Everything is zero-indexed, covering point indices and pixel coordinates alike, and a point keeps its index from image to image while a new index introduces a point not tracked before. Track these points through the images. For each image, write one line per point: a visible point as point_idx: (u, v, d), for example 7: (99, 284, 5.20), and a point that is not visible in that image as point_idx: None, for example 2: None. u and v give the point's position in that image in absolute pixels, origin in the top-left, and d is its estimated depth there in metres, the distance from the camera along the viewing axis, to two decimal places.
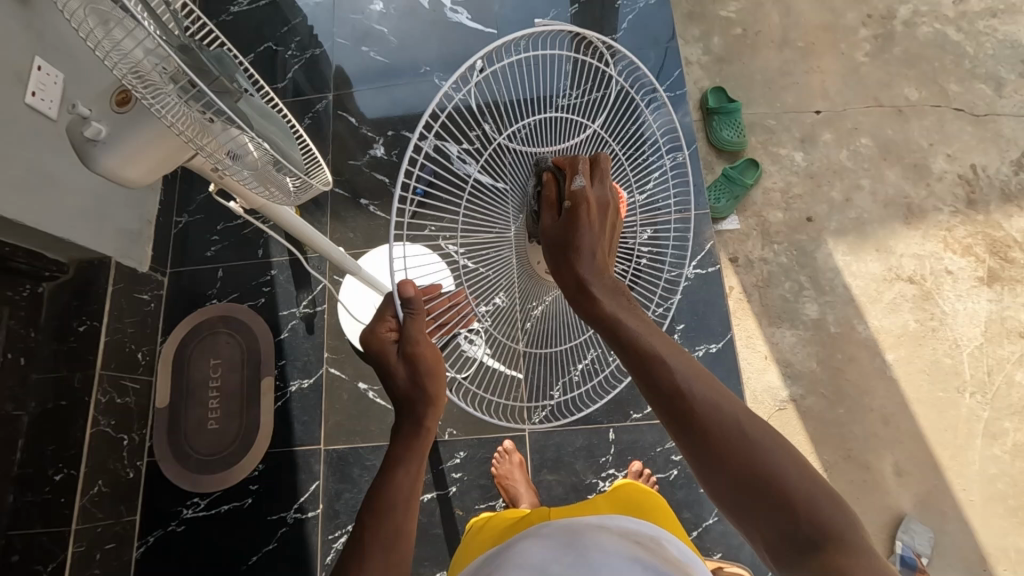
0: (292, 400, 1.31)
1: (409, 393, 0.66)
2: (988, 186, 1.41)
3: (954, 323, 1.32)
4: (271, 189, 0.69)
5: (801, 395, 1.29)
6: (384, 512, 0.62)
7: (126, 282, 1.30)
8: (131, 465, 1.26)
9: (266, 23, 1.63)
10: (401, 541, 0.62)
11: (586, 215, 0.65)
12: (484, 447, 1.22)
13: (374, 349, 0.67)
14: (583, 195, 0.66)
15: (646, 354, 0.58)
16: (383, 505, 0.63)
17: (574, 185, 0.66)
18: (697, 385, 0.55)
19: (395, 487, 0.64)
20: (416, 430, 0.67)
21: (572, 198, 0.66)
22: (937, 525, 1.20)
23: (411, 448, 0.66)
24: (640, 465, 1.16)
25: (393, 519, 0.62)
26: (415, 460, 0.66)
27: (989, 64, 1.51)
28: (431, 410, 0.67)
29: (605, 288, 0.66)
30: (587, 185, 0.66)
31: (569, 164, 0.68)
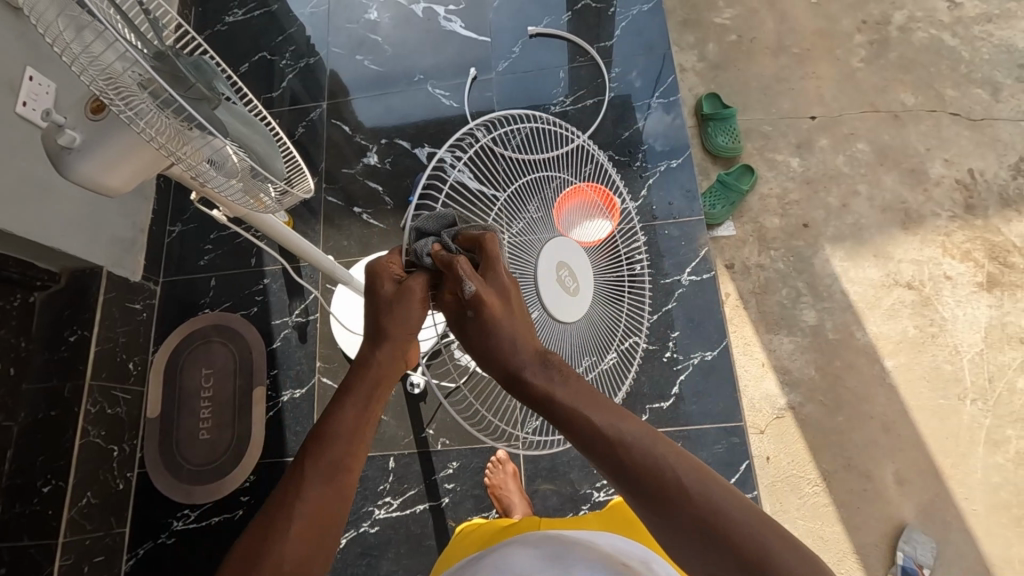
0: (285, 410, 1.29)
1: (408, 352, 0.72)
2: (987, 191, 1.39)
3: (954, 329, 1.30)
4: (252, 197, 0.68)
5: (799, 403, 1.28)
6: (327, 433, 0.63)
7: (118, 291, 1.30)
8: (121, 476, 1.25)
9: (262, 33, 1.64)
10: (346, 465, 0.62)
11: (493, 312, 0.67)
12: (478, 457, 1.20)
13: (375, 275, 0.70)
14: (479, 299, 0.65)
15: (603, 454, 0.56)
16: (328, 434, 0.63)
17: (465, 293, 0.66)
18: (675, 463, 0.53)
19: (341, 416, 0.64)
20: (366, 363, 0.68)
21: (471, 304, 0.67)
22: (939, 535, 1.17)
23: (364, 380, 0.67)
24: None
25: (335, 452, 0.61)
26: (368, 386, 0.67)
27: (985, 68, 1.50)
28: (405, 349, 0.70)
29: (536, 367, 0.66)
30: (478, 290, 0.65)
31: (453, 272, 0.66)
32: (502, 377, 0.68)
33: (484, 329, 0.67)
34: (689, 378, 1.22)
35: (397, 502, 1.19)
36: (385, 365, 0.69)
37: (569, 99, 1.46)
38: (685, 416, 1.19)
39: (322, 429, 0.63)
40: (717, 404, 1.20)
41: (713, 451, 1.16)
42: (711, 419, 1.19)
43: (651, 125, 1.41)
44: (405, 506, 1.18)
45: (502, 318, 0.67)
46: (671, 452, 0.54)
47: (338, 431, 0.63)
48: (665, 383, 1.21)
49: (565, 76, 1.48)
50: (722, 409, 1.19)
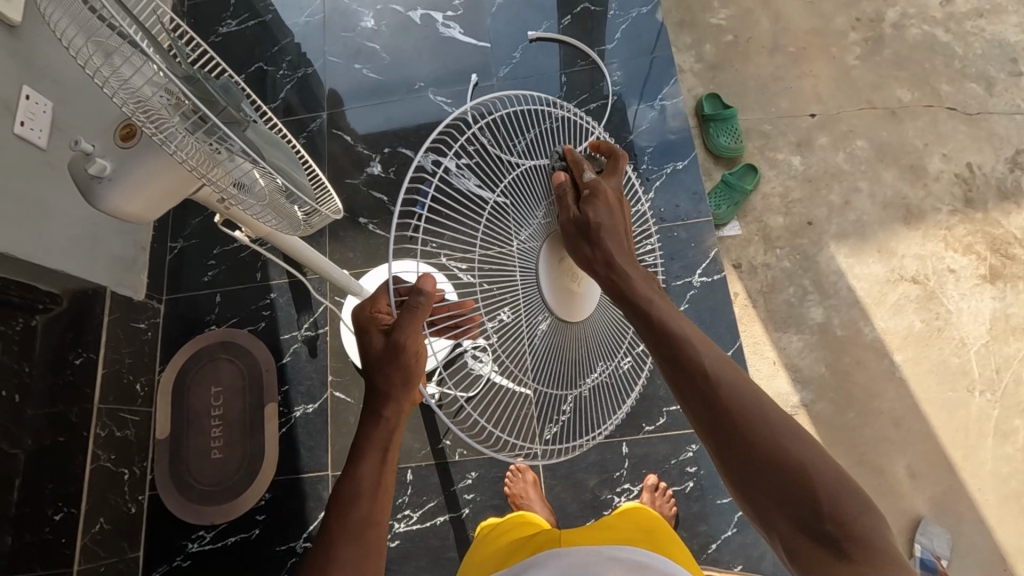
0: (297, 425, 1.28)
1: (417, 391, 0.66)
2: (985, 184, 1.42)
3: (959, 322, 1.32)
4: (279, 217, 0.67)
5: (810, 400, 1.29)
6: (346, 506, 0.61)
7: (120, 311, 1.27)
8: (133, 499, 1.23)
9: (256, 44, 1.62)
10: (372, 529, 0.61)
11: (602, 203, 0.70)
12: (496, 466, 1.20)
13: (362, 328, 0.65)
14: (598, 186, 0.70)
15: (695, 385, 0.56)
16: (347, 499, 0.61)
17: (585, 180, 0.71)
18: (783, 424, 0.54)
19: (355, 482, 0.62)
20: (375, 421, 0.64)
21: (589, 185, 0.70)
22: (953, 526, 1.19)
23: (378, 444, 0.64)
24: (655, 478, 1.14)
25: (356, 512, 0.61)
26: (378, 452, 0.63)
27: (978, 63, 1.52)
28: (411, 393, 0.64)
29: (644, 280, 0.66)
30: (597, 180, 0.71)
31: (578, 165, 0.73)
32: (609, 284, 0.66)
33: (589, 221, 0.68)
34: None
35: (416, 514, 1.18)
36: (397, 426, 0.65)
37: (571, 104, 1.46)
38: None
39: (341, 495, 0.62)
40: None
41: None
42: None
43: (653, 128, 1.41)
44: (425, 519, 1.18)
45: (610, 234, 0.68)
46: (743, 388, 0.56)
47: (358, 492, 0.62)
48: None
49: (565, 81, 1.48)
50: None
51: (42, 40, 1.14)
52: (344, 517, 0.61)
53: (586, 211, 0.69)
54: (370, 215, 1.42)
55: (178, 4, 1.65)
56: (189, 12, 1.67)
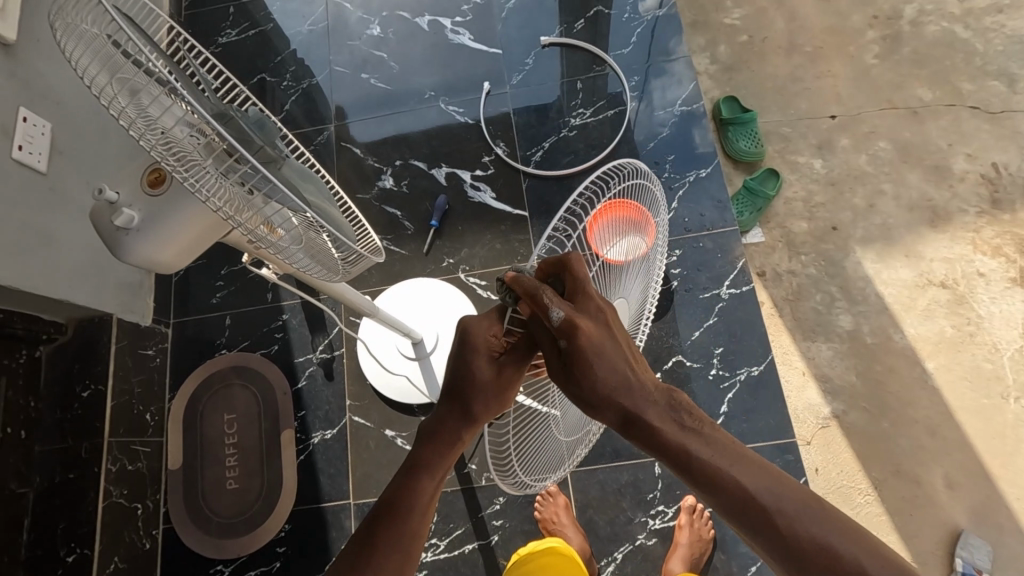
0: (316, 452, 1.23)
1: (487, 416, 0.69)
2: (1012, 184, 1.39)
3: (991, 327, 1.30)
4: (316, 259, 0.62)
5: (842, 411, 1.26)
6: (400, 513, 0.61)
7: (128, 339, 1.22)
8: (147, 534, 1.18)
9: (257, 54, 1.56)
10: (416, 539, 0.61)
11: (588, 340, 0.58)
12: (525, 490, 1.16)
13: (472, 340, 0.66)
14: (574, 325, 0.58)
15: (730, 496, 0.53)
16: (403, 509, 0.61)
17: (553, 322, 0.58)
18: (824, 530, 0.50)
19: (414, 491, 0.62)
20: (451, 433, 0.65)
21: (564, 331, 0.58)
22: (994, 538, 1.17)
23: (439, 455, 0.65)
24: (693, 500, 1.11)
25: (410, 522, 0.61)
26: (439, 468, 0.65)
27: (999, 60, 1.49)
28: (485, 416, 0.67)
29: (659, 410, 0.59)
30: (569, 316, 0.58)
31: (536, 298, 0.59)
32: (617, 422, 0.60)
33: (580, 361, 0.59)
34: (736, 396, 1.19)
35: (444, 542, 1.14)
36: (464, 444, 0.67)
37: (587, 110, 1.41)
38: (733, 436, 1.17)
39: (396, 503, 0.62)
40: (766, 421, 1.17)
41: None
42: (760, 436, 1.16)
43: (672, 134, 1.38)
44: (453, 547, 1.14)
45: (603, 352, 0.59)
46: (789, 494, 0.52)
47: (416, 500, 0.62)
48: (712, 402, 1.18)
49: (580, 87, 1.44)
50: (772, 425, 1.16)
51: (40, 59, 1.08)
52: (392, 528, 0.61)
53: (574, 350, 0.59)
54: (384, 230, 1.37)
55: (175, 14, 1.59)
56: (187, 22, 1.62)
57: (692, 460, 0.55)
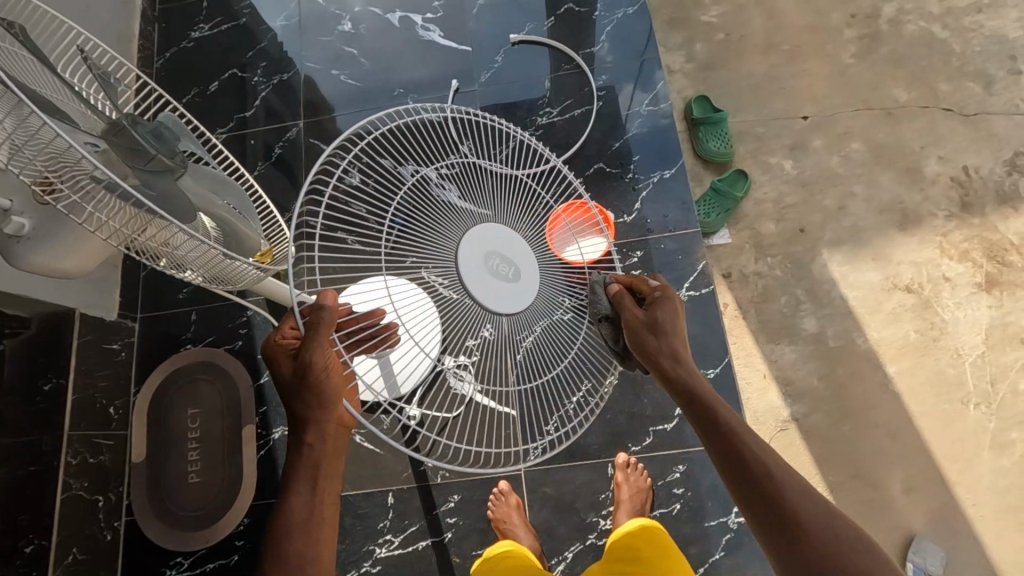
0: (277, 448, 1.25)
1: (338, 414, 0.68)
2: (983, 188, 1.37)
3: (956, 332, 1.29)
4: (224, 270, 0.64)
5: (803, 414, 1.26)
6: (279, 533, 0.65)
7: (93, 334, 1.24)
8: (109, 526, 1.20)
9: (231, 49, 1.56)
10: (307, 560, 0.64)
11: (660, 314, 0.73)
12: (480, 488, 1.17)
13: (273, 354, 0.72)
14: (653, 307, 0.74)
15: (721, 434, 0.66)
16: (281, 533, 0.65)
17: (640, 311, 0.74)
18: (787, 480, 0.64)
19: (286, 511, 0.65)
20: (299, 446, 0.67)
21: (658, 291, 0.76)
22: (948, 544, 1.17)
23: (305, 470, 0.67)
24: (626, 455, 1.14)
25: (292, 542, 0.64)
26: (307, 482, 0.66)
27: (977, 61, 1.47)
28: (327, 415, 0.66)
29: (685, 357, 0.71)
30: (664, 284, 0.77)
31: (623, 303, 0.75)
32: (660, 372, 0.70)
33: (652, 330, 0.72)
34: None
35: (399, 539, 1.15)
36: (324, 454, 0.67)
37: (555, 109, 1.41)
38: (688, 437, 1.17)
39: (276, 529, 0.65)
40: None
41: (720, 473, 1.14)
42: None
43: (640, 134, 1.37)
44: (407, 543, 1.15)
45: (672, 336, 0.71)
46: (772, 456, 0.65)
47: (291, 522, 0.65)
48: (669, 404, 1.18)
49: (550, 85, 1.43)
50: None
51: None
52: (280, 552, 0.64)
53: (651, 312, 0.73)
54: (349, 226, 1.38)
55: (151, 8, 1.59)
56: (163, 15, 1.61)
57: (714, 412, 0.67)
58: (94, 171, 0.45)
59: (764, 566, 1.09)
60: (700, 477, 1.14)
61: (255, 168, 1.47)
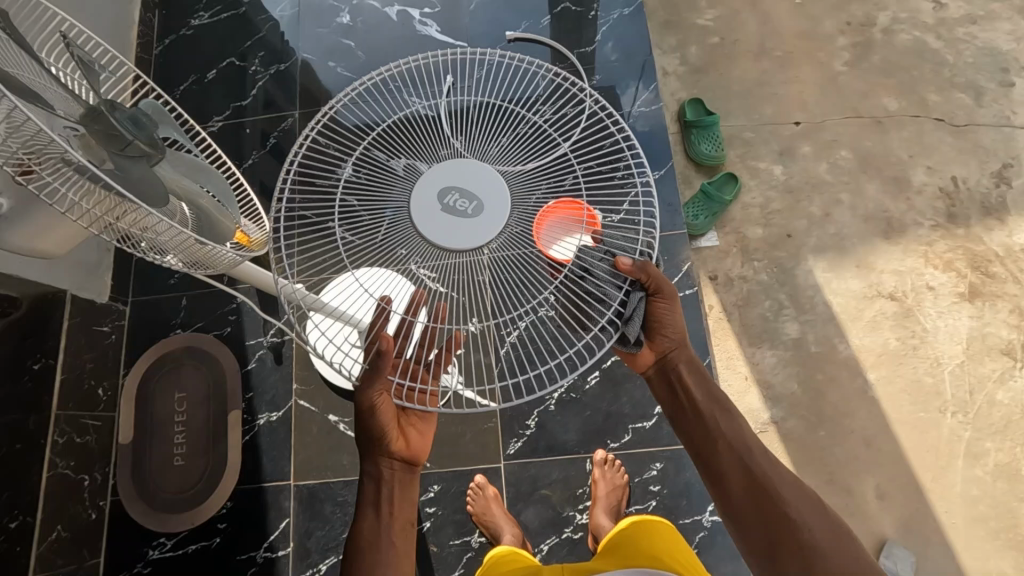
0: (261, 434, 1.26)
1: (406, 451, 0.80)
2: (969, 199, 1.39)
3: (935, 340, 1.30)
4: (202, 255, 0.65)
5: (781, 417, 1.27)
6: (369, 548, 0.76)
7: (83, 316, 1.25)
8: (93, 506, 1.22)
9: (229, 38, 1.57)
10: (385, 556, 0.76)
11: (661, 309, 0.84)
12: (459, 480, 1.19)
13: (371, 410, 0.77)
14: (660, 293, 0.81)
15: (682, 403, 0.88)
16: (379, 544, 0.76)
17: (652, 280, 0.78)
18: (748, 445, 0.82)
19: (378, 523, 0.78)
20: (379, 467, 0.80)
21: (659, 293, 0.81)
22: (919, 549, 1.18)
23: (372, 492, 0.80)
24: (604, 452, 1.16)
25: (376, 548, 0.76)
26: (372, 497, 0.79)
27: (968, 72, 1.48)
28: (388, 459, 0.80)
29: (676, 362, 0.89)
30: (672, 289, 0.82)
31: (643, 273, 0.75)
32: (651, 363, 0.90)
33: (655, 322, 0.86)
34: None
35: None
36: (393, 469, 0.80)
37: None
38: (666, 436, 1.19)
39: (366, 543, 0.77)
40: None
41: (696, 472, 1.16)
42: None
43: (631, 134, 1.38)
44: None
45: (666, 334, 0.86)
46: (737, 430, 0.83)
47: (363, 536, 0.77)
48: (649, 403, 1.20)
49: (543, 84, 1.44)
50: None
51: None
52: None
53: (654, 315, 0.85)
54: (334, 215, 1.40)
55: None
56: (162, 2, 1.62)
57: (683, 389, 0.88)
58: (65, 154, 0.45)
59: (736, 565, 1.10)
60: (676, 476, 1.16)
61: (250, 157, 1.48)
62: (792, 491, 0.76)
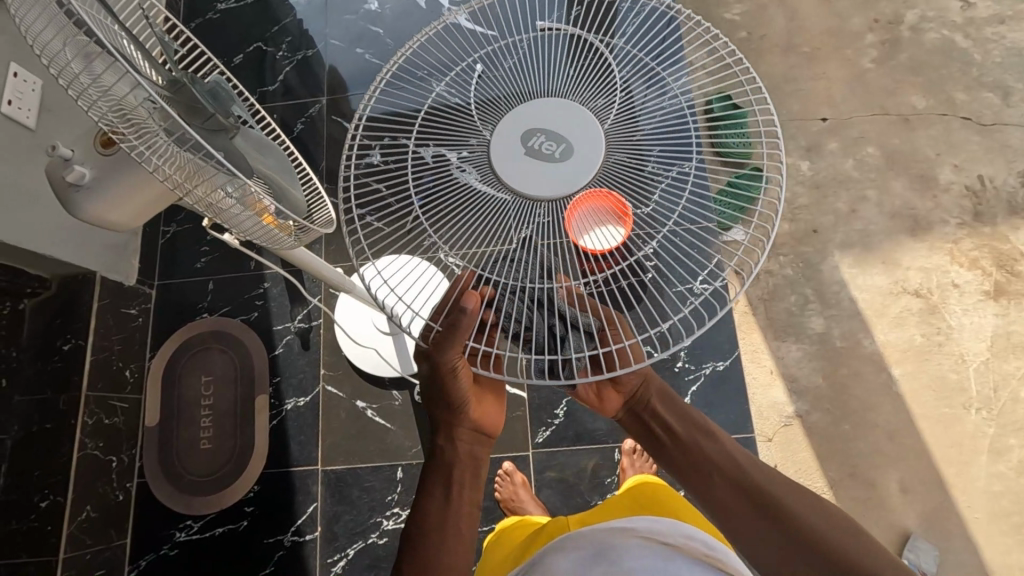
0: (288, 418, 1.27)
1: (479, 421, 0.79)
2: (995, 198, 1.39)
3: (960, 337, 1.31)
4: (267, 234, 0.64)
5: (806, 411, 1.28)
6: (431, 521, 0.76)
7: (111, 297, 1.25)
8: (120, 487, 1.22)
9: (255, 23, 1.57)
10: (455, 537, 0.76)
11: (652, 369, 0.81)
12: (486, 467, 1.19)
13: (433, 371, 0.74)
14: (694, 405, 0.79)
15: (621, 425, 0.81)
16: (445, 518, 0.76)
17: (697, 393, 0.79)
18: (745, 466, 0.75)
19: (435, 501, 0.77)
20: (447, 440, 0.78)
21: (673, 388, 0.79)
22: (942, 543, 1.19)
23: (440, 467, 0.79)
24: (633, 441, 1.17)
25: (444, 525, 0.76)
26: (441, 476, 0.78)
27: (996, 72, 1.49)
28: (463, 428, 0.78)
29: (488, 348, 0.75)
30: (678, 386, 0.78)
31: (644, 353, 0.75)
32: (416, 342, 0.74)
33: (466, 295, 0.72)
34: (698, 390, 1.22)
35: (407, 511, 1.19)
36: (462, 443, 0.79)
37: None
38: None
39: (432, 518, 0.76)
40: None
41: None
42: None
43: None
44: None
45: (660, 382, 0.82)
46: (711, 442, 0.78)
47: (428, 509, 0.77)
48: None
49: None
50: None
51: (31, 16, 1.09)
52: (409, 554, 0.75)
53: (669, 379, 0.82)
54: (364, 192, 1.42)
55: None
56: None
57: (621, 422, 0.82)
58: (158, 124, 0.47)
59: None
60: None
61: None
62: (795, 502, 0.72)
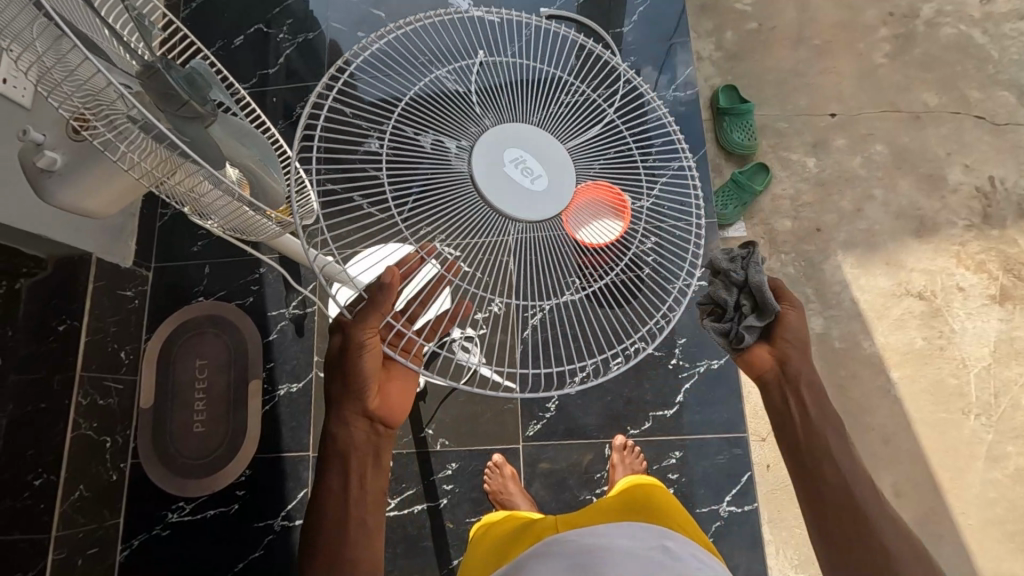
0: (281, 404, 1.27)
1: (377, 410, 0.71)
2: (1004, 200, 1.36)
3: (961, 342, 1.29)
4: (247, 223, 0.64)
5: None
6: (325, 511, 0.71)
7: (107, 279, 1.25)
8: (114, 467, 1.23)
9: (256, 4, 1.55)
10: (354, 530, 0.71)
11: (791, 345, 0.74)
12: (476, 459, 1.19)
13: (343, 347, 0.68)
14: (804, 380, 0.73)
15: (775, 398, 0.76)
16: (342, 509, 0.71)
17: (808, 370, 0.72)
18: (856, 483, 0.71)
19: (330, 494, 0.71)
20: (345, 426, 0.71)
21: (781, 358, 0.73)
22: (934, 548, 1.18)
23: (336, 454, 0.72)
24: (623, 438, 1.17)
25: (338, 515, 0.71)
26: (338, 463, 0.72)
27: (1012, 70, 1.45)
28: (359, 416, 0.71)
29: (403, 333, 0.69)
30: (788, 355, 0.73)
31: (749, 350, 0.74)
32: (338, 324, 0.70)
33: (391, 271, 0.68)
34: (692, 387, 1.22)
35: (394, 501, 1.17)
36: (357, 430, 0.71)
37: None
38: (686, 425, 1.20)
39: (329, 507, 0.71)
40: (719, 414, 1.20)
41: (709, 462, 1.18)
42: (713, 428, 1.20)
43: None
44: (402, 506, 1.17)
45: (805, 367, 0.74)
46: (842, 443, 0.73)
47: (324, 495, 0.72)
48: (669, 392, 1.21)
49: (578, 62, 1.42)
50: (725, 418, 1.20)
51: None
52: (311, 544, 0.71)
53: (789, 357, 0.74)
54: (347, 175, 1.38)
55: None
56: None
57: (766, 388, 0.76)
58: (130, 112, 0.46)
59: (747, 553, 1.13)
60: (693, 467, 1.18)
61: (275, 126, 1.46)
62: (865, 487, 0.71)
